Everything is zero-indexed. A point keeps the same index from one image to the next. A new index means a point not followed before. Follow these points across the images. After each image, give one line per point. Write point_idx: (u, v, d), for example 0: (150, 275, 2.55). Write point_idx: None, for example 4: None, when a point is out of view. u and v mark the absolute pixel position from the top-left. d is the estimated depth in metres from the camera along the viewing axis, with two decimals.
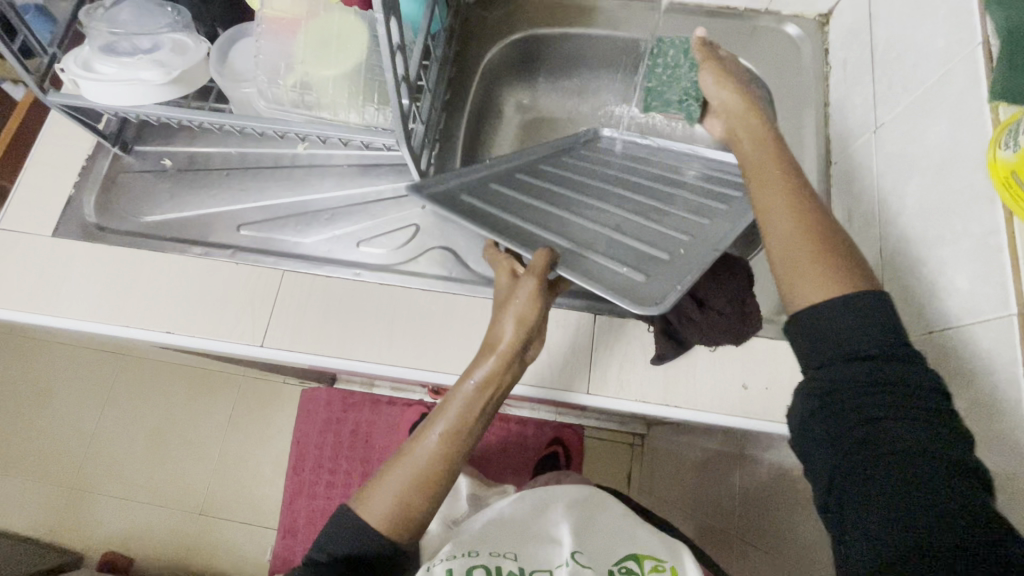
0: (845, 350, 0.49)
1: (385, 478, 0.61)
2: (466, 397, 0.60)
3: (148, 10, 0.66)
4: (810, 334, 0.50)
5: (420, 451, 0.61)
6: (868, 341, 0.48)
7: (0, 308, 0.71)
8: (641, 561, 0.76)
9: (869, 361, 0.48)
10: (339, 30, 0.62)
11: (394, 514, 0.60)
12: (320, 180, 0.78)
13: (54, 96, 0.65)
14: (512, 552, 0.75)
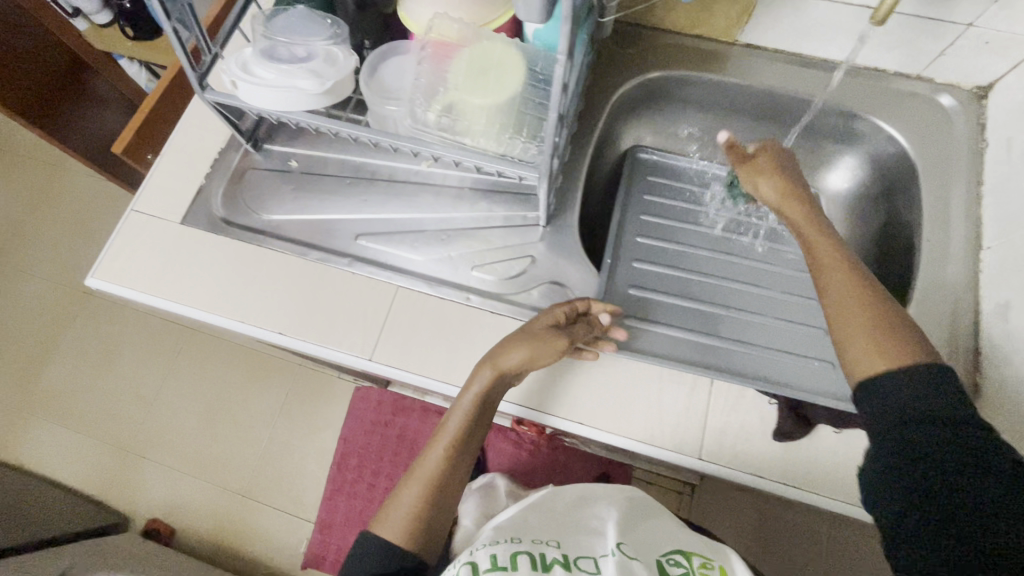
0: (915, 412, 0.50)
1: (399, 493, 0.66)
2: (460, 410, 0.65)
3: (311, 20, 0.67)
4: (879, 401, 0.52)
5: (427, 464, 0.66)
6: (939, 404, 0.49)
7: (127, 287, 0.74)
8: (689, 557, 0.69)
9: (947, 425, 0.49)
10: (500, 61, 0.61)
11: (412, 532, 0.64)
12: (441, 200, 0.78)
13: (211, 94, 0.67)
14: (555, 541, 0.70)
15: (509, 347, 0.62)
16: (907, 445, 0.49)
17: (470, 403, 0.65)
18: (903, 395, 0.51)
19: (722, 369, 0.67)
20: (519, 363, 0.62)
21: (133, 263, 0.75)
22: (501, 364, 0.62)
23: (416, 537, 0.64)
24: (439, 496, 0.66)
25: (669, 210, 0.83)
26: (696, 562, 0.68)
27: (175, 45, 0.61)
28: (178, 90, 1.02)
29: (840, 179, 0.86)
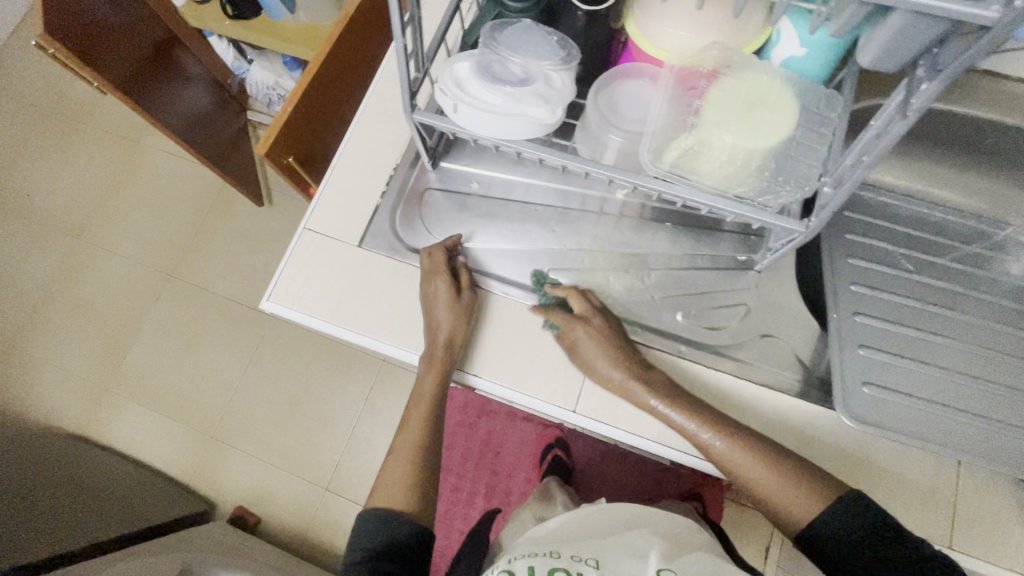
0: (846, 543, 0.54)
1: (386, 472, 0.66)
2: (424, 389, 0.67)
3: (534, 33, 0.60)
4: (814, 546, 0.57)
5: (404, 442, 0.68)
6: (849, 528, 0.55)
7: (305, 314, 0.70)
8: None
9: (861, 539, 0.54)
10: (772, 97, 0.54)
11: (407, 495, 0.63)
12: (642, 236, 0.73)
13: (420, 115, 0.61)
14: (595, 560, 0.60)
15: (438, 316, 0.65)
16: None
17: (430, 376, 0.66)
18: (825, 524, 0.55)
19: (974, 454, 0.61)
20: (455, 335, 0.65)
21: (310, 287, 0.70)
22: (436, 339, 0.65)
23: (407, 504, 0.63)
24: (424, 464, 0.66)
25: (880, 251, 0.73)
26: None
27: (402, 66, 0.55)
28: (322, 83, 0.94)
29: None
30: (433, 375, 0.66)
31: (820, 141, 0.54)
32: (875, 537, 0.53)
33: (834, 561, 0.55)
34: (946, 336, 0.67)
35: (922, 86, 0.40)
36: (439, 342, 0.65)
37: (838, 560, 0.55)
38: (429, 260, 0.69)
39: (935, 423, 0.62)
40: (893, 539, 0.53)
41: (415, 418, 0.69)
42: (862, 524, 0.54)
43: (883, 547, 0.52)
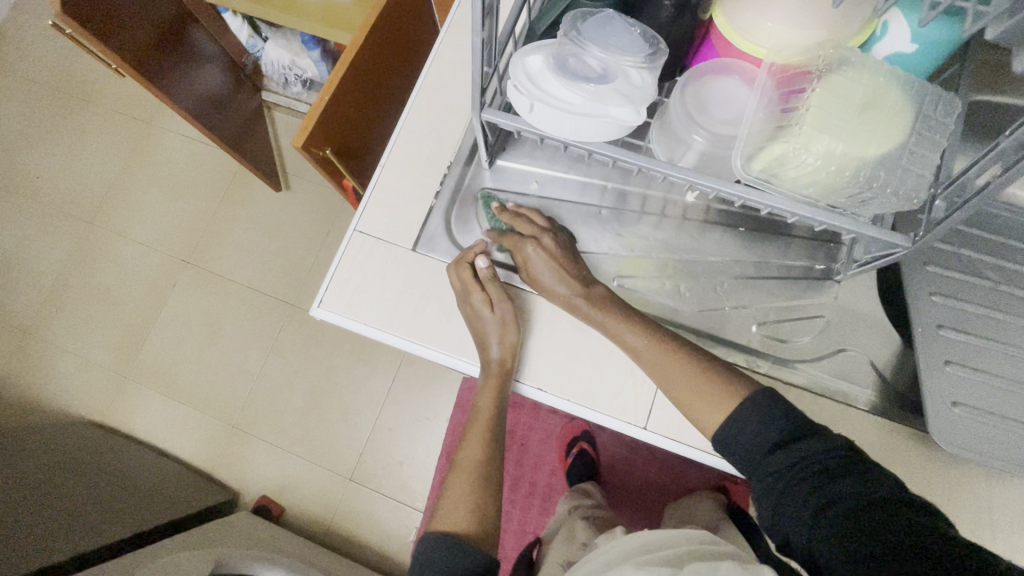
0: (762, 443, 0.53)
1: (448, 496, 0.60)
2: (483, 405, 0.63)
3: (616, 25, 0.55)
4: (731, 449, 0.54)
5: (466, 461, 0.63)
6: (773, 434, 0.52)
7: (357, 322, 0.66)
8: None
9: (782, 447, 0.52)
10: (885, 100, 0.49)
11: (472, 516, 0.58)
12: (713, 241, 0.69)
13: (489, 113, 0.57)
14: None
15: (487, 334, 0.62)
16: (769, 480, 0.51)
17: (490, 393, 0.62)
18: (742, 429, 0.53)
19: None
20: (508, 353, 0.62)
21: (365, 293, 0.66)
22: (489, 355, 0.62)
23: (478, 529, 0.57)
24: (486, 484, 0.61)
25: (968, 258, 0.66)
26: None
27: (478, 62, 0.50)
28: (361, 68, 0.88)
29: None
30: (491, 391, 0.62)
31: (933, 148, 0.50)
32: (788, 434, 0.52)
33: (748, 464, 0.53)
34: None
35: None
36: (493, 360, 0.61)
37: (752, 462, 0.53)
38: (457, 277, 0.64)
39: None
40: (802, 435, 0.52)
41: (473, 433, 0.65)
42: (775, 424, 0.52)
43: (796, 444, 0.51)
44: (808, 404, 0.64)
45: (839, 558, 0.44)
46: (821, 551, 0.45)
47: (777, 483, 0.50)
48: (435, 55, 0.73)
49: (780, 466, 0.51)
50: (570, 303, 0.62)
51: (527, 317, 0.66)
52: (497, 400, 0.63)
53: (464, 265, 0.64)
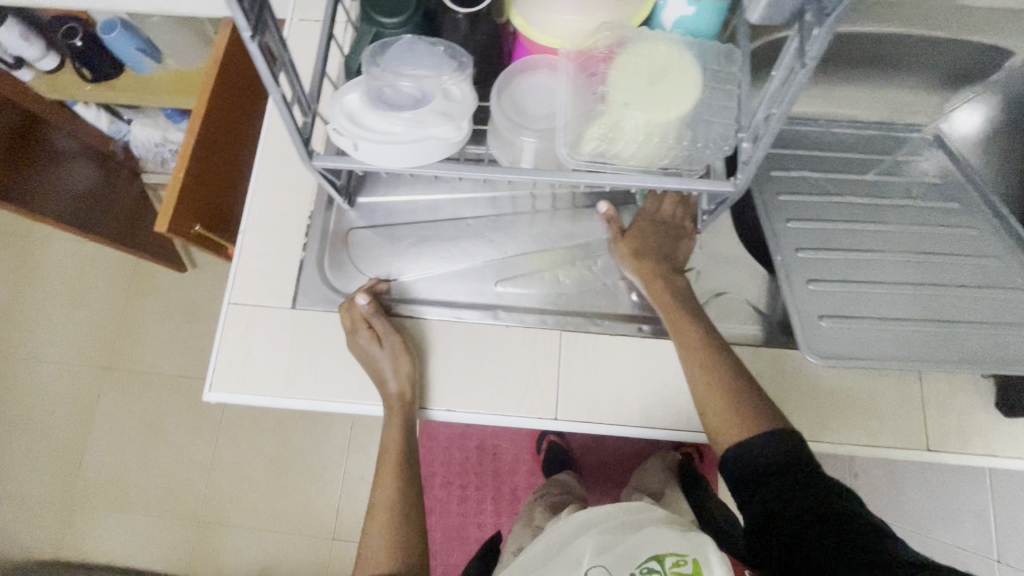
0: (760, 464, 0.52)
1: (366, 535, 0.61)
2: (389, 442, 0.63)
3: (420, 49, 0.56)
4: (730, 467, 0.54)
5: (376, 498, 0.63)
6: (769, 456, 0.52)
7: (248, 394, 0.64)
8: (663, 558, 0.61)
9: (779, 470, 0.51)
10: (672, 66, 0.52)
11: (393, 555, 0.59)
12: (581, 224, 0.72)
13: (319, 160, 0.57)
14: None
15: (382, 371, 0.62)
16: (763, 501, 0.51)
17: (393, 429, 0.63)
18: (741, 455, 0.53)
19: (946, 360, 0.62)
20: (405, 384, 0.62)
21: (253, 364, 0.65)
22: (386, 390, 0.62)
23: (401, 566, 0.58)
24: (402, 517, 0.62)
25: (804, 182, 0.76)
26: (669, 565, 0.60)
27: (283, 118, 0.50)
28: (213, 135, 0.87)
29: (968, 121, 0.80)
30: (396, 425, 0.63)
31: (729, 98, 0.54)
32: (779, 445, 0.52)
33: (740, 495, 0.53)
34: (872, 251, 0.69)
35: (815, 32, 0.40)
36: (390, 395, 0.62)
37: (744, 489, 0.53)
38: (349, 315, 0.64)
39: (892, 337, 0.63)
40: (794, 461, 0.51)
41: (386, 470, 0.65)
42: (774, 448, 0.52)
43: (790, 470, 0.51)
44: None
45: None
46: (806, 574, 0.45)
47: (767, 508, 0.50)
48: (272, 111, 0.73)
49: (771, 492, 0.50)
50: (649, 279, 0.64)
51: (422, 343, 0.67)
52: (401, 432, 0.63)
53: (352, 305, 0.64)
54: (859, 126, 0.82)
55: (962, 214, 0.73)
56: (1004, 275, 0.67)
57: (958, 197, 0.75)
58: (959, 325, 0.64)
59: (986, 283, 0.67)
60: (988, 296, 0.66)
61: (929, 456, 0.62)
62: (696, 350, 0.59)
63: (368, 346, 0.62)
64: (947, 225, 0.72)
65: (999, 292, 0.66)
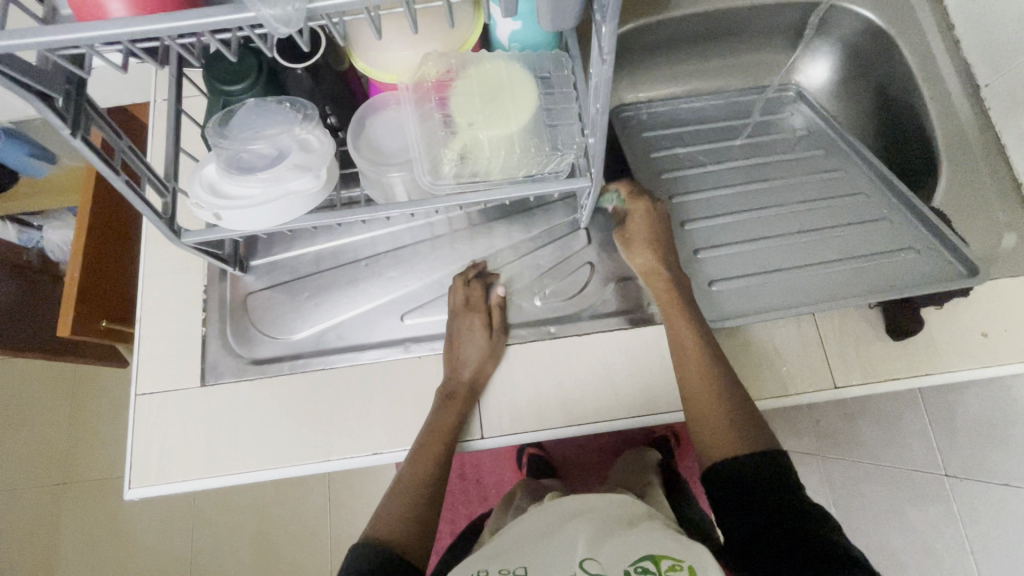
0: (743, 490, 0.51)
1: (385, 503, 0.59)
2: (446, 426, 0.61)
3: (267, 110, 0.58)
4: (716, 487, 0.53)
5: (405, 472, 0.61)
6: (757, 481, 0.51)
7: (170, 482, 0.62)
8: (658, 560, 0.54)
9: (759, 497, 0.50)
10: (505, 81, 0.55)
11: (405, 521, 0.57)
12: (473, 242, 0.73)
13: (190, 235, 0.57)
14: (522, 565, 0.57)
15: (469, 348, 0.64)
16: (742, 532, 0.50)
17: (452, 416, 0.62)
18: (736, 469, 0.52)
19: (833, 298, 0.65)
20: (480, 369, 0.63)
21: (170, 451, 0.63)
22: (461, 374, 0.63)
23: (404, 530, 0.56)
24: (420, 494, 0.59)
25: (683, 157, 0.81)
26: (665, 567, 0.53)
27: (135, 202, 0.50)
28: (103, 229, 0.86)
29: (817, 73, 0.87)
30: (456, 410, 0.62)
31: (568, 99, 0.57)
32: (780, 487, 0.51)
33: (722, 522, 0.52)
34: (753, 210, 0.74)
35: (604, 27, 0.43)
36: (466, 376, 0.63)
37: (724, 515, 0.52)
38: (463, 291, 0.68)
39: (778, 290, 0.67)
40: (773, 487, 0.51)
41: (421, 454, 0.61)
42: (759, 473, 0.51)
43: (766, 500, 0.50)
44: (609, 343, 0.67)
45: None
46: None
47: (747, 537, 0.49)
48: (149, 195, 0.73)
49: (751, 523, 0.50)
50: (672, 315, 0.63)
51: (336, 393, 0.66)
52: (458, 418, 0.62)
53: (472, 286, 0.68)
54: (728, 94, 0.87)
55: (829, 159, 0.78)
56: (878, 207, 0.71)
57: (826, 145, 0.80)
58: (843, 264, 0.67)
59: (862, 216, 0.71)
60: (865, 229, 0.70)
61: (839, 393, 0.64)
62: (722, 399, 0.57)
63: (468, 319, 0.66)
64: (818, 171, 0.77)
65: (878, 223, 0.70)
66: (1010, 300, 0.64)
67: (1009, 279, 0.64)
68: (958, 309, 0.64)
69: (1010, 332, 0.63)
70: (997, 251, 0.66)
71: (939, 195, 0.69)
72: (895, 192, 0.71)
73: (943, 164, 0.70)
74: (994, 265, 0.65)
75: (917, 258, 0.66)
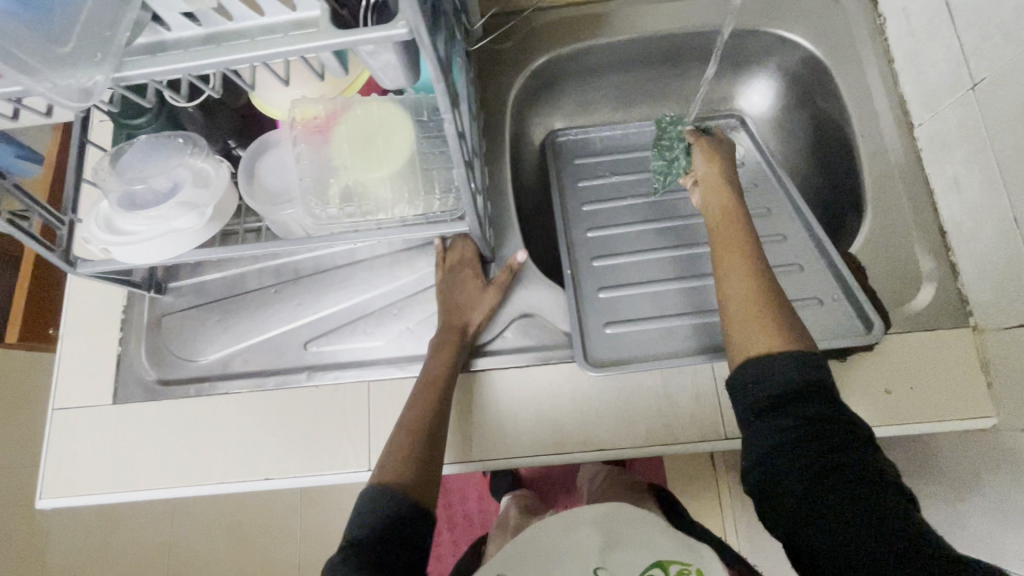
0: (789, 381, 0.48)
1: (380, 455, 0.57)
2: (439, 372, 0.62)
3: (160, 146, 0.60)
4: (753, 374, 0.50)
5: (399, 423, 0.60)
6: (799, 377, 0.48)
7: (77, 495, 0.66)
8: (665, 565, 0.56)
9: (800, 397, 0.48)
10: (382, 123, 0.55)
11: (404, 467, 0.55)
12: (382, 272, 0.74)
13: (85, 267, 0.58)
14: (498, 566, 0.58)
15: (467, 300, 0.67)
16: (776, 431, 0.47)
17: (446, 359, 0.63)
18: (774, 366, 0.49)
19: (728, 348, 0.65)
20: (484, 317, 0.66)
21: (79, 466, 0.67)
22: (462, 320, 0.66)
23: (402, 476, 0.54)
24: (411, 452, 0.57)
25: (610, 186, 0.80)
26: (674, 573, 0.55)
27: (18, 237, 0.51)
28: None
29: (758, 99, 0.82)
30: (445, 358, 0.63)
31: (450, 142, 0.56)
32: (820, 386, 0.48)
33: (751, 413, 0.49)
34: (666, 249, 0.73)
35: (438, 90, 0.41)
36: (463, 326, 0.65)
37: (758, 409, 0.49)
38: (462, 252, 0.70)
39: (672, 339, 0.66)
40: (812, 388, 0.48)
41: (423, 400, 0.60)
42: (799, 368, 0.48)
43: (803, 403, 0.47)
44: (501, 383, 0.66)
45: (831, 520, 0.43)
46: (810, 509, 0.44)
47: (782, 435, 0.47)
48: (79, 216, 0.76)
49: (792, 420, 0.47)
50: (726, 217, 0.61)
51: (236, 418, 0.68)
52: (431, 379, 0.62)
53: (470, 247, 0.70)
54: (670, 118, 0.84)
55: (757, 195, 0.76)
56: (794, 253, 0.69)
57: (759, 182, 0.77)
58: None
59: (776, 261, 0.69)
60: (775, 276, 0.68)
61: (729, 444, 0.62)
62: (768, 292, 0.54)
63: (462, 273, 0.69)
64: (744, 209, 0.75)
65: (789, 271, 0.68)
66: (917, 356, 0.61)
67: (917, 335, 0.61)
68: (862, 363, 0.62)
69: (913, 389, 0.61)
70: (909, 304, 0.63)
71: (859, 241, 0.67)
72: (813, 239, 0.69)
73: (867, 207, 0.68)
74: (904, 319, 0.62)
75: (821, 312, 0.65)
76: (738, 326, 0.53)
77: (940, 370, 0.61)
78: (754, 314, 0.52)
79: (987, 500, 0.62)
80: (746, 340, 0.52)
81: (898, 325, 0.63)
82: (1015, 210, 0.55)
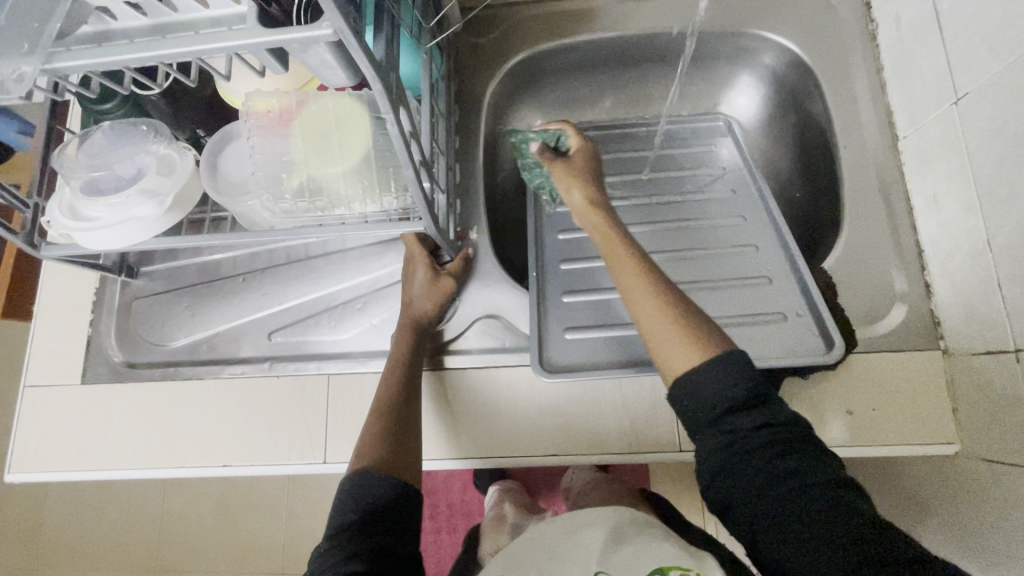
0: (724, 397, 0.47)
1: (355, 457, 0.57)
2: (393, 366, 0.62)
3: (125, 134, 0.60)
4: (683, 399, 0.49)
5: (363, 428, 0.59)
6: (732, 391, 0.47)
7: (44, 471, 0.68)
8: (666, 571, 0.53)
9: (746, 411, 0.47)
10: (337, 118, 0.54)
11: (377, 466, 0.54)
12: (350, 265, 0.74)
13: (50, 250, 0.57)
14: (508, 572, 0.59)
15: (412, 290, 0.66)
16: (727, 447, 0.46)
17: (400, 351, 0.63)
18: (705, 382, 0.48)
19: None
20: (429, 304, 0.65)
21: (47, 443, 0.68)
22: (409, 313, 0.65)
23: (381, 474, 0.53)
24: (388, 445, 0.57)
25: None
26: None
27: None
28: None
29: (744, 102, 0.79)
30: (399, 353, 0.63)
31: None
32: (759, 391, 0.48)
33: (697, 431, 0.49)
34: None
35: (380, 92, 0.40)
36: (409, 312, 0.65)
37: (706, 425, 0.48)
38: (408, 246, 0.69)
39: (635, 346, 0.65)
40: (753, 399, 0.47)
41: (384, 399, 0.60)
42: (737, 377, 0.48)
43: (743, 414, 0.47)
44: (459, 383, 0.66)
45: (798, 536, 0.42)
46: (775, 527, 0.43)
47: (733, 449, 0.46)
48: None
49: (742, 435, 0.46)
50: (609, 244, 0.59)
51: (199, 404, 0.69)
52: (405, 394, 0.61)
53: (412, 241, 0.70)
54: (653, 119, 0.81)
55: (735, 203, 0.74)
56: (766, 265, 0.68)
57: (739, 190, 0.74)
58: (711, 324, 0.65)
59: (747, 273, 0.68)
60: (745, 288, 0.66)
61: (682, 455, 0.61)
62: (680, 304, 0.53)
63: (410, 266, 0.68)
64: (721, 217, 0.73)
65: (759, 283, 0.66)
66: (881, 378, 0.60)
67: (883, 356, 0.60)
68: (824, 382, 0.60)
69: (875, 412, 0.59)
70: (878, 323, 0.62)
71: (832, 257, 0.65)
72: (786, 251, 0.68)
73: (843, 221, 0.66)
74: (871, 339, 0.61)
75: (787, 327, 0.63)
76: (657, 346, 0.52)
77: (906, 394, 0.59)
78: (671, 328, 0.52)
79: (948, 528, 0.60)
80: (669, 359, 0.51)
81: (865, 345, 0.61)
82: (989, 233, 0.53)
